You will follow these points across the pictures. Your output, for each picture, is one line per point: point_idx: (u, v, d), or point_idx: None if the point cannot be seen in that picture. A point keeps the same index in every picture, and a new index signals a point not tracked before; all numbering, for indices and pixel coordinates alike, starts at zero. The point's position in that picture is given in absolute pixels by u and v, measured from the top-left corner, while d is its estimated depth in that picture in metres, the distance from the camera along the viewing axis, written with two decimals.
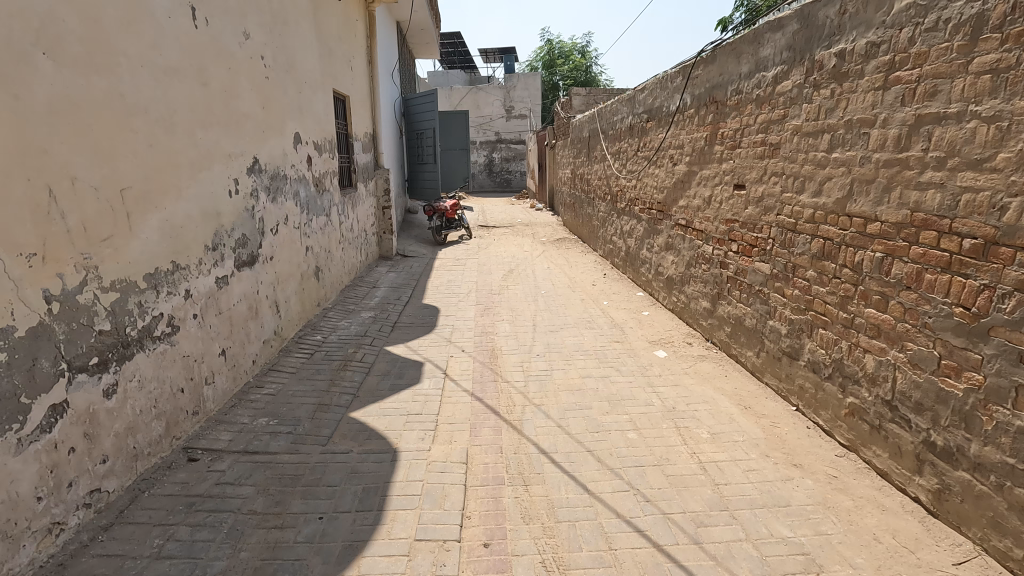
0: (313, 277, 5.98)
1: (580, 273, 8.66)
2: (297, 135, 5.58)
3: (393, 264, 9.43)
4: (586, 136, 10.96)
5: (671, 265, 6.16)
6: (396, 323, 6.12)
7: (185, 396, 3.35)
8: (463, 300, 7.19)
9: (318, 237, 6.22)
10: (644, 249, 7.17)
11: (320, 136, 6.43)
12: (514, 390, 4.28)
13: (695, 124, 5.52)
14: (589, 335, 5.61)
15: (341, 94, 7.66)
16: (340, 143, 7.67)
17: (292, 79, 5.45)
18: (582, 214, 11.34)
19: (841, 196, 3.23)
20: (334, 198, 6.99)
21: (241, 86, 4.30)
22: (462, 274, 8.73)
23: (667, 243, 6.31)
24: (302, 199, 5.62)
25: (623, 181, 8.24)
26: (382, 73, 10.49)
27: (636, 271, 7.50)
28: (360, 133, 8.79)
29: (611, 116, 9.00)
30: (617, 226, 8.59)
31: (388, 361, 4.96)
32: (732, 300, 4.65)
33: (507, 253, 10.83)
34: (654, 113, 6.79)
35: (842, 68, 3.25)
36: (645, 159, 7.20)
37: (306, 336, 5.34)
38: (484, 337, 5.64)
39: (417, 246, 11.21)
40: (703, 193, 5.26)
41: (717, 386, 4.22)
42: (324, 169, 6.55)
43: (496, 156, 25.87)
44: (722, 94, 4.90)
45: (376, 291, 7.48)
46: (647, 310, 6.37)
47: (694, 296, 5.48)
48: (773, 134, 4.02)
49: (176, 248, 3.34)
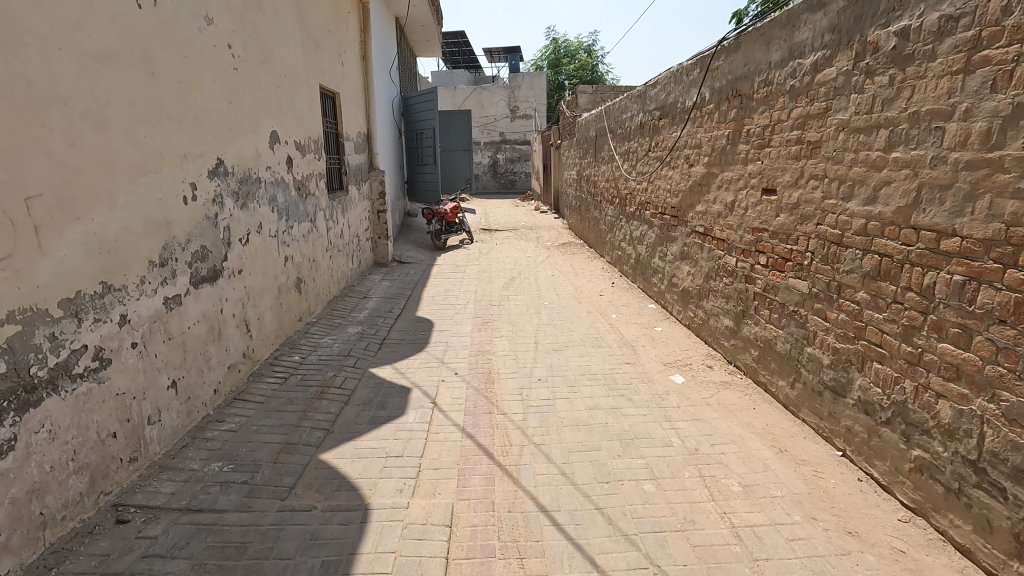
0: (293, 290, 5.46)
1: (586, 281, 8.12)
2: (275, 133, 5.06)
3: (388, 272, 8.91)
4: (592, 135, 10.42)
5: (687, 276, 5.61)
6: (385, 340, 5.60)
7: (118, 443, 2.82)
8: (460, 312, 6.67)
9: (300, 246, 5.70)
10: (656, 257, 6.62)
11: (304, 135, 5.92)
12: (512, 424, 3.74)
13: (715, 120, 4.96)
14: (597, 355, 5.06)
15: (329, 90, 7.13)
16: (328, 143, 7.15)
17: (268, 72, 4.93)
18: (589, 217, 10.78)
19: (904, 205, 2.67)
20: (321, 203, 6.47)
21: (201, 77, 3.77)
22: (461, 283, 8.21)
23: (682, 251, 5.76)
24: (279, 204, 5.10)
25: (633, 184, 7.69)
26: (377, 69, 9.95)
27: (647, 280, 6.94)
28: (353, 133, 8.29)
29: (620, 113, 8.46)
30: (626, 231, 8.05)
31: (372, 386, 4.43)
32: (760, 320, 4.08)
33: (509, 258, 10.29)
34: (668, 109, 6.23)
35: (905, 50, 2.69)
36: (657, 160, 6.65)
37: (281, 357, 4.81)
38: (481, 356, 5.11)
39: (415, 251, 10.69)
40: (725, 198, 4.70)
41: (745, 422, 3.66)
42: (308, 171, 6.03)
43: (501, 157, 25.38)
44: (747, 86, 4.35)
45: (368, 302, 6.97)
46: (660, 326, 5.82)
47: (714, 312, 4.92)
48: (813, 131, 3.46)
49: (108, 267, 2.81)
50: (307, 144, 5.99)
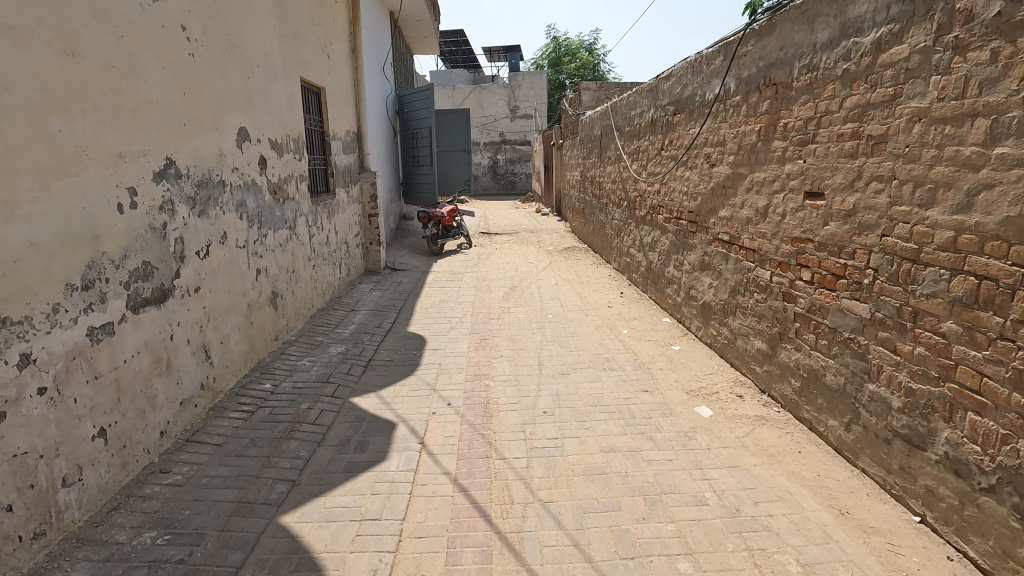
0: (268, 306, 4.87)
1: (593, 291, 7.54)
2: (243, 130, 4.46)
3: (380, 280, 8.32)
4: (597, 134, 9.84)
5: (708, 290, 5.02)
6: (371, 361, 5.01)
7: (15, 517, 2.23)
8: (456, 327, 6.08)
9: (277, 256, 5.11)
10: (671, 266, 6.04)
11: (281, 133, 5.33)
12: (512, 474, 3.15)
13: (743, 114, 4.38)
14: (609, 380, 4.47)
15: (313, 84, 6.54)
16: (313, 142, 6.56)
17: (234, 60, 4.34)
18: (593, 221, 10.22)
19: (1016, 215, 2.10)
20: (302, 208, 5.88)
21: (143, 62, 3.18)
22: (458, 293, 7.62)
23: (702, 261, 5.17)
24: (248, 210, 4.51)
25: (644, 186, 7.10)
26: (369, 64, 9.36)
27: (660, 292, 6.35)
28: (341, 132, 7.72)
29: (628, 110, 7.88)
30: (636, 236, 7.47)
31: (352, 420, 3.84)
32: (803, 347, 3.49)
33: (510, 265, 9.69)
34: (686, 104, 5.63)
35: (1015, 16, 2.11)
36: (672, 160, 6.06)
37: (250, 385, 4.21)
38: (477, 382, 4.52)
39: (410, 257, 10.10)
40: (757, 203, 4.11)
41: (792, 471, 3.07)
42: (286, 172, 5.44)
43: (500, 158, 24.80)
44: (784, 73, 3.76)
45: (355, 315, 6.38)
46: (678, 344, 5.23)
47: (743, 333, 4.33)
48: (875, 123, 2.87)
49: (2, 295, 2.22)
50: (284, 142, 5.40)
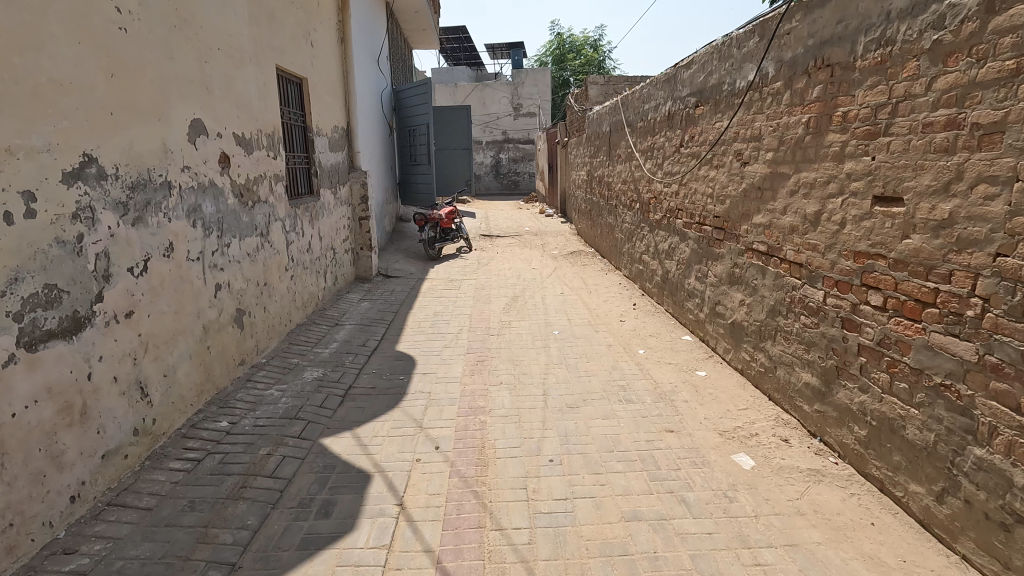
0: (232, 326, 4.22)
1: (602, 302, 6.88)
2: (198, 122, 3.81)
3: (370, 289, 7.69)
4: (606, 130, 9.15)
5: (739, 307, 4.35)
6: (351, 389, 4.36)
7: None
8: (451, 345, 5.43)
9: (244, 268, 4.47)
10: (692, 277, 5.37)
11: (250, 127, 4.68)
12: (510, 553, 2.49)
13: (786, 103, 3.71)
14: (626, 416, 3.82)
15: (293, 73, 5.89)
16: (293, 137, 5.92)
17: (186, 40, 3.68)
18: (601, 223, 9.56)
19: None
20: (277, 211, 5.23)
21: (49, 35, 2.53)
22: (454, 304, 6.97)
23: (731, 274, 4.50)
24: (204, 216, 3.86)
25: (659, 187, 6.43)
26: (360, 55, 8.70)
27: (680, 305, 5.69)
28: (327, 128, 7.08)
29: (642, 103, 7.20)
30: (650, 242, 6.80)
31: (319, 471, 3.19)
32: (871, 388, 2.83)
33: (512, 271, 9.04)
34: (711, 94, 4.96)
35: None
36: (694, 157, 5.39)
37: (203, 423, 3.57)
38: (472, 417, 3.86)
39: (405, 262, 9.45)
40: (806, 209, 3.45)
41: (867, 554, 2.41)
42: (257, 172, 4.79)
43: (503, 157, 24.14)
44: (844, 51, 3.10)
45: (339, 331, 5.74)
46: (704, 369, 4.56)
47: (785, 361, 3.66)
48: (984, 108, 2.22)
49: None
50: (254, 138, 4.75)
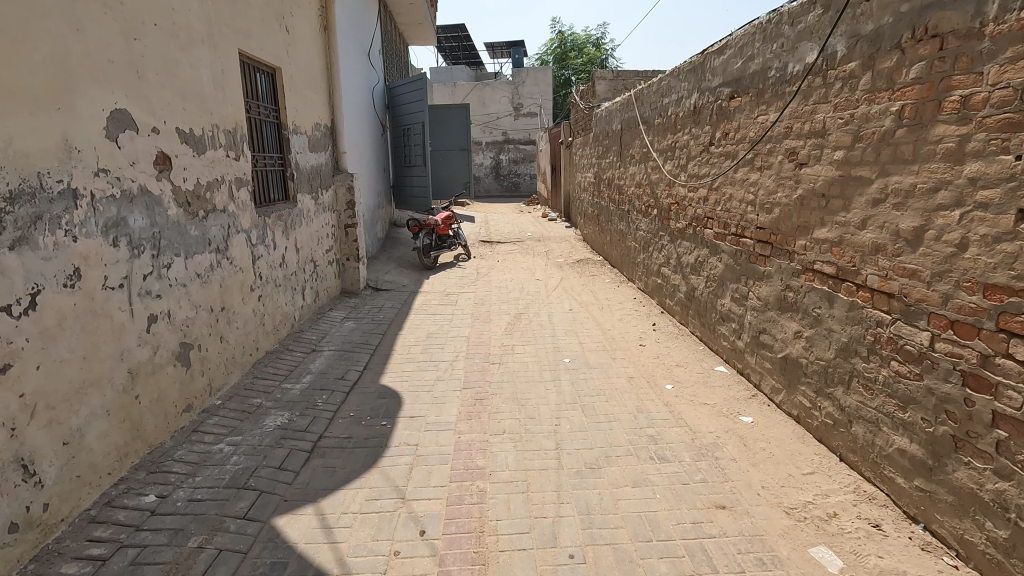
0: (174, 365, 3.44)
1: (617, 321, 6.11)
2: (123, 113, 3.02)
3: (357, 305, 6.91)
4: (616, 128, 8.38)
5: (794, 340, 3.58)
6: (321, 440, 3.57)
7: None
8: (445, 378, 4.65)
9: (192, 291, 3.68)
10: (726, 298, 4.60)
11: (202, 121, 3.89)
12: None
13: (865, 88, 2.94)
14: (662, 482, 3.05)
15: (263, 62, 5.12)
16: (263, 135, 5.14)
17: (105, 8, 2.89)
18: (611, 230, 8.78)
19: None
20: (240, 221, 4.46)
21: None
22: (450, 323, 6.20)
23: (782, 299, 3.73)
24: (132, 231, 3.08)
25: (683, 191, 5.66)
26: (347, 46, 7.92)
27: (711, 329, 4.91)
28: (307, 126, 6.31)
29: (660, 97, 6.42)
30: (671, 253, 6.02)
31: (265, 573, 2.41)
32: (1017, 475, 2.05)
33: (514, 282, 8.27)
34: (753, 82, 4.19)
35: None
36: (728, 158, 4.62)
37: (123, 498, 2.78)
38: (469, 483, 3.08)
39: (398, 272, 8.68)
40: (899, 223, 2.67)
41: None
42: (212, 175, 4.01)
43: (504, 158, 23.38)
44: (963, 13, 2.32)
45: (316, 359, 4.96)
46: (749, 413, 3.79)
47: (866, 416, 2.89)
48: None
49: None
50: (207, 135, 3.96)
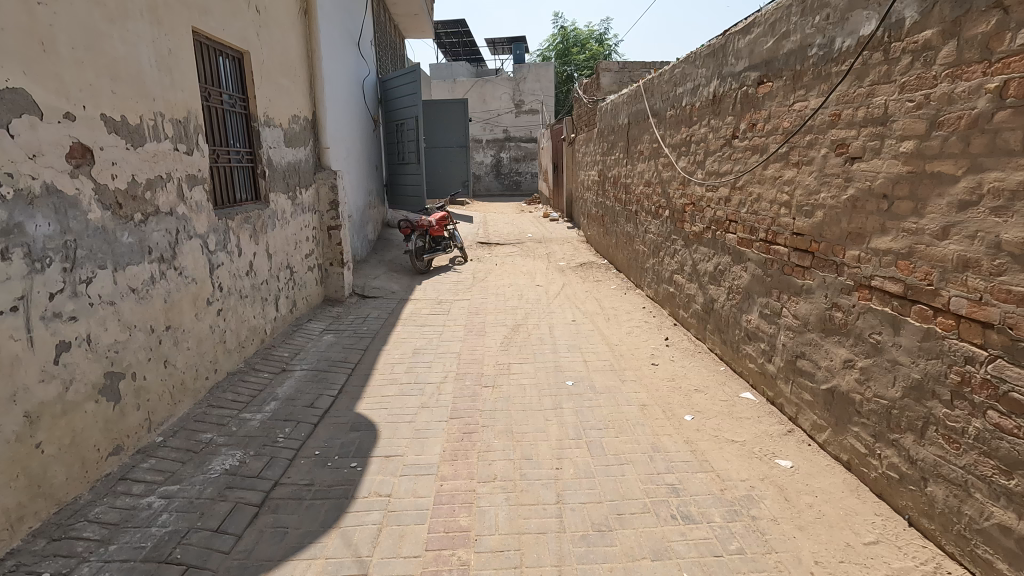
0: (95, 401, 2.85)
1: (626, 334, 5.52)
2: (18, 92, 2.43)
3: (340, 315, 6.32)
4: (623, 123, 7.78)
5: (844, 370, 2.98)
6: (276, 489, 2.99)
7: None
8: (430, 405, 4.07)
9: (125, 309, 3.09)
10: (753, 313, 4.00)
11: (141, 108, 3.30)
12: None
13: (946, 62, 2.35)
14: (688, 552, 2.46)
15: (227, 44, 4.52)
16: (226, 127, 4.55)
17: None
18: (618, 232, 8.18)
19: None
20: (193, 225, 3.86)
21: None
22: (440, 336, 5.60)
23: (828, 320, 3.13)
24: (31, 239, 2.49)
25: (700, 191, 5.06)
26: (331, 34, 7.31)
27: (734, 348, 4.32)
28: (283, 118, 5.71)
29: (673, 87, 5.83)
30: (686, 259, 5.42)
31: None
32: None
33: (513, 288, 7.68)
34: (789, 64, 3.59)
35: None
36: (756, 152, 4.02)
37: None
38: (449, 554, 2.49)
39: (388, 277, 8.09)
40: (1001, 232, 2.08)
41: None
42: (153, 171, 3.41)
43: (505, 156, 22.78)
44: None
45: (285, 382, 4.37)
46: (786, 455, 3.19)
47: (948, 476, 2.29)
48: None
49: None
50: (148, 125, 3.37)
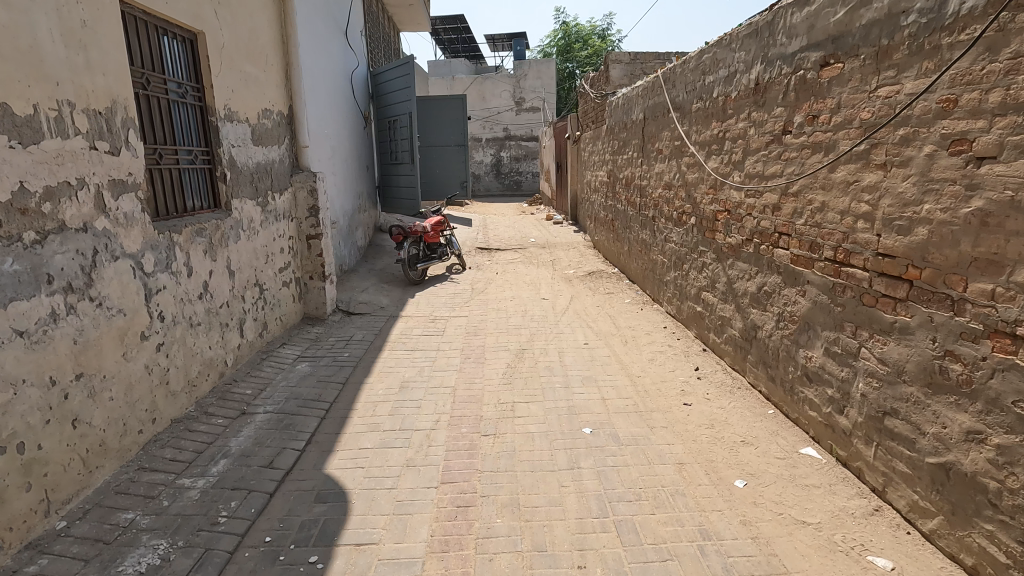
0: None
1: (648, 362, 4.76)
2: None
3: (320, 336, 5.56)
4: (637, 119, 7.02)
5: (967, 443, 2.22)
6: None
7: None
8: (417, 462, 3.31)
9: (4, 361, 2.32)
10: (816, 350, 3.25)
11: (34, 94, 2.54)
12: None
13: None
14: None
15: (171, 20, 3.75)
16: (171, 122, 3.78)
17: None
18: (631, 239, 7.44)
19: None
20: (120, 242, 3.10)
21: None
22: (433, 363, 4.85)
23: (938, 372, 2.37)
24: None
25: (737, 196, 4.30)
26: (311, 18, 6.51)
27: (788, 389, 3.56)
28: (252, 112, 4.94)
29: (700, 76, 5.07)
30: (719, 275, 4.66)
31: None
32: None
33: (516, 302, 6.94)
34: (869, 38, 2.84)
35: None
36: (818, 151, 3.27)
37: None
38: None
39: (378, 289, 7.33)
40: None
41: None
42: (55, 176, 2.65)
43: (506, 155, 22.04)
44: None
45: (243, 429, 3.61)
46: (881, 549, 2.43)
47: None
48: None
49: None
50: (46, 115, 2.60)
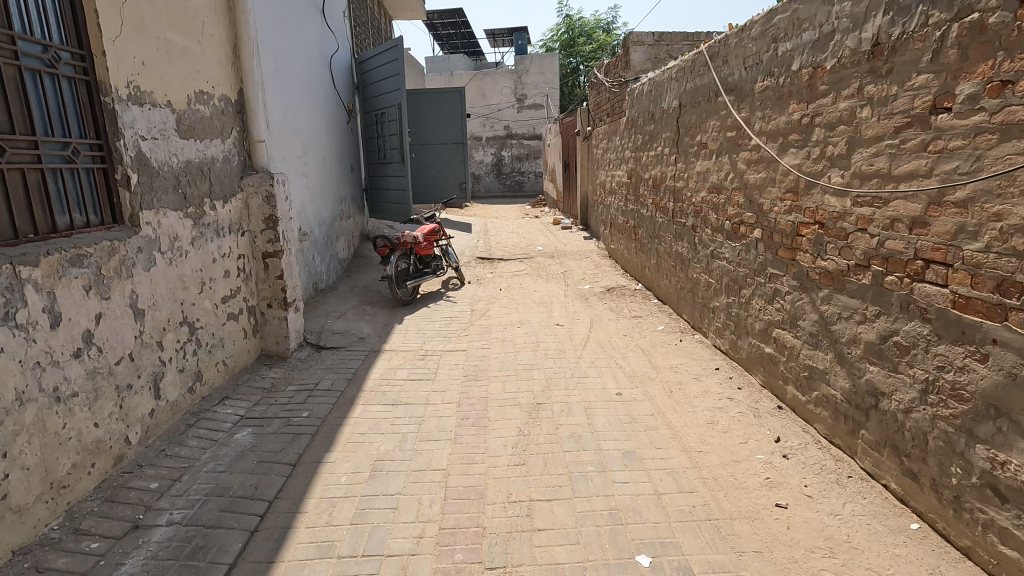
0: None
1: (707, 427, 3.54)
2: None
3: (279, 383, 4.36)
4: (670, 108, 5.80)
5: None
6: None
7: None
8: None
9: None
10: (1017, 452, 2.05)
11: None
12: None
13: None
14: None
15: None
16: (23, 101, 2.58)
17: None
18: (661, 251, 6.23)
19: None
20: None
21: None
22: (420, 426, 3.66)
23: None
24: None
25: (839, 205, 3.09)
26: None
27: (951, 499, 2.35)
28: (179, 94, 3.73)
29: (769, 45, 3.86)
30: (804, 310, 3.45)
31: None
32: None
33: (525, 328, 5.74)
34: None
35: None
36: (1017, 136, 2.07)
37: None
38: None
39: (360, 313, 6.12)
40: None
41: None
42: None
43: (507, 155, 20.85)
44: None
45: (125, 562, 2.40)
46: None
47: None
48: None
49: None
50: None
